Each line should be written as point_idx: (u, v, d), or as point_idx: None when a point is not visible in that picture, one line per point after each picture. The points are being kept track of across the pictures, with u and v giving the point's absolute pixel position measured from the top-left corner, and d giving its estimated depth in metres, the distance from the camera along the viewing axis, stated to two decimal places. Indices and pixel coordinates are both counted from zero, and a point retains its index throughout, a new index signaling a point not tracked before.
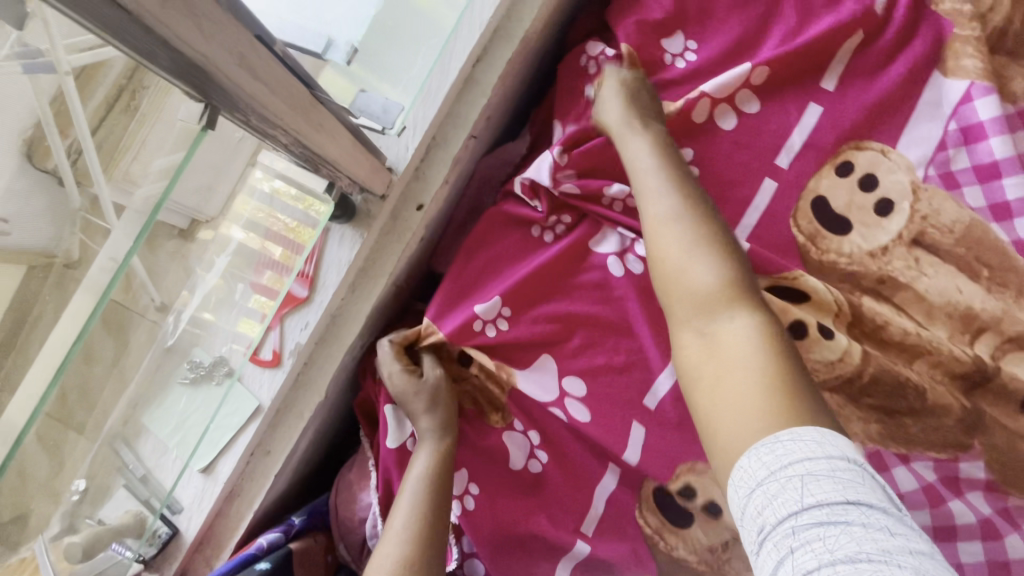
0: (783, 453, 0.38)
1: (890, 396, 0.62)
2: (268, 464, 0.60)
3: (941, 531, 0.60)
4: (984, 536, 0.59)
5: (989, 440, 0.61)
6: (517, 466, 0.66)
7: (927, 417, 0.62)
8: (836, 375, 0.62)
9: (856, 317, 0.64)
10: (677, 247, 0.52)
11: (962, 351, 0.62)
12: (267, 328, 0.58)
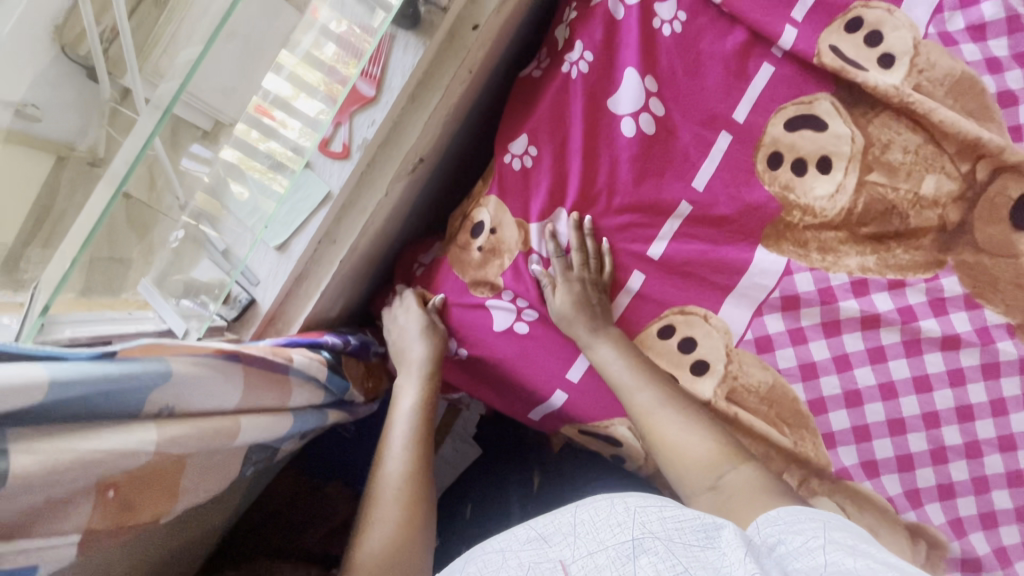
0: (776, 524, 0.51)
1: (882, 223, 0.77)
2: (333, 251, 0.67)
3: (875, 352, 0.78)
4: (910, 354, 0.78)
5: (965, 260, 0.78)
6: (501, 328, 0.74)
7: (909, 241, 0.78)
8: (835, 205, 0.76)
9: (870, 160, 0.77)
10: (669, 426, 0.66)
11: (956, 173, 0.77)
12: (336, 123, 0.64)
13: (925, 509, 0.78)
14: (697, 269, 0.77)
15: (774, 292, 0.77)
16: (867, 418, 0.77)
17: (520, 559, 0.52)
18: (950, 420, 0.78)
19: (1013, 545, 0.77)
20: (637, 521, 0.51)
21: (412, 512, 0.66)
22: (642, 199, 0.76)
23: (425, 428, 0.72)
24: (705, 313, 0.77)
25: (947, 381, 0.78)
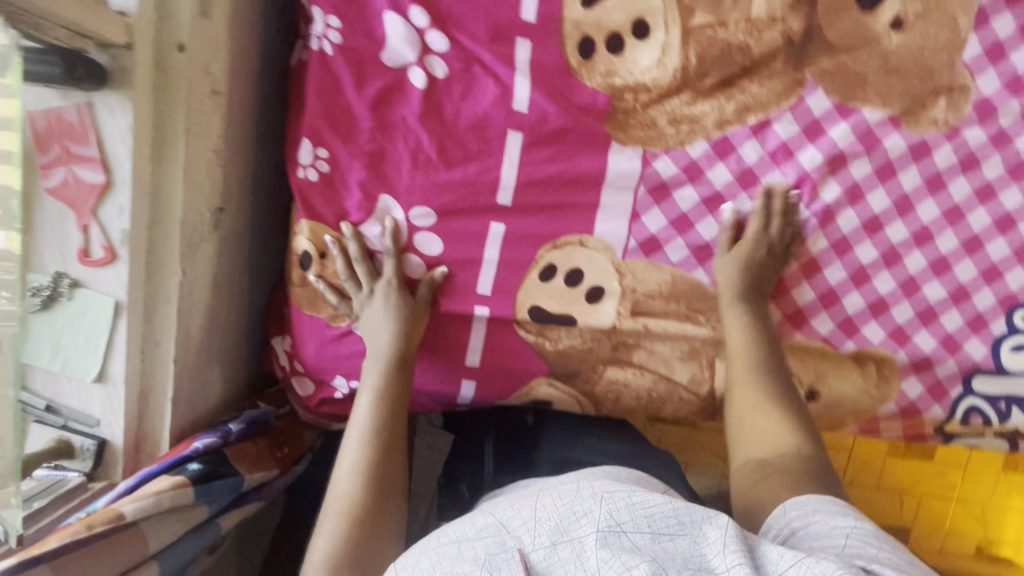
0: (801, 512, 0.56)
1: (725, 66, 0.68)
2: (162, 356, 0.61)
3: (766, 205, 0.72)
4: (800, 192, 0.72)
5: (824, 70, 0.69)
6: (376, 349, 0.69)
7: (762, 72, 0.69)
8: (665, 70, 0.68)
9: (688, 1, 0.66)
10: (735, 331, 0.70)
11: None
12: (82, 228, 0.55)
13: (862, 334, 0.75)
14: (553, 199, 0.69)
15: (640, 188, 0.70)
16: (779, 272, 0.74)
17: (476, 550, 0.51)
18: (861, 240, 0.73)
19: (958, 331, 0.74)
20: (606, 509, 0.51)
21: (365, 534, 0.61)
22: (464, 152, 0.67)
23: (391, 420, 0.66)
24: (581, 238, 0.70)
25: (847, 203, 0.72)
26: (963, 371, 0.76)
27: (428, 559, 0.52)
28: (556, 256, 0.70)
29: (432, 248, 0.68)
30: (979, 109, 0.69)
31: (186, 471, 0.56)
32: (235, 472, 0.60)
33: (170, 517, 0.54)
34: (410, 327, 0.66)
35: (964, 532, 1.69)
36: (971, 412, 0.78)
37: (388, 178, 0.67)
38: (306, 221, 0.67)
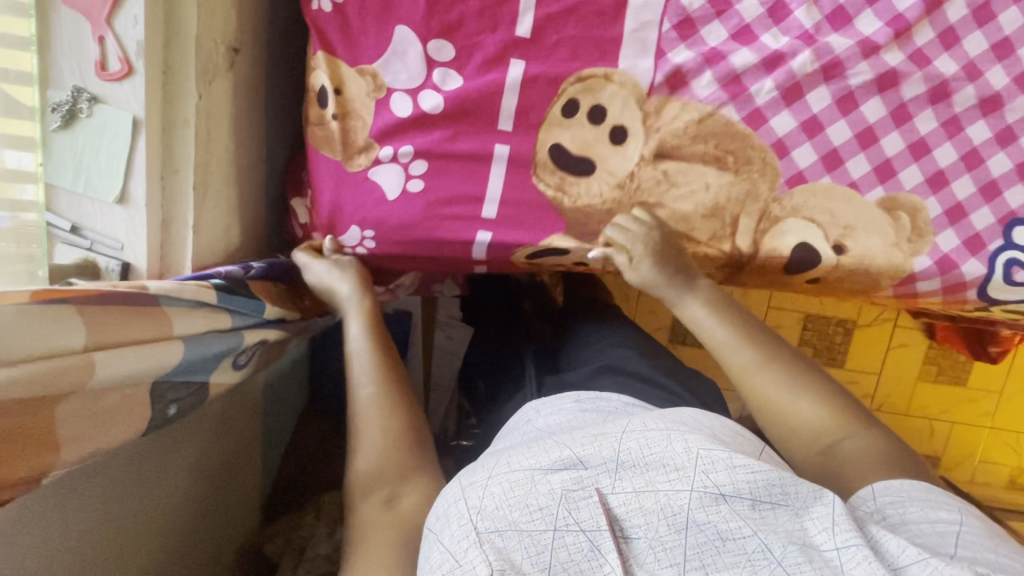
0: (887, 495, 0.58)
1: None
2: (182, 182, 0.61)
3: (804, 40, 0.67)
4: (838, 30, 0.68)
5: None
6: (395, 195, 0.69)
7: None
8: None
9: None
10: (708, 320, 0.75)
11: None
12: (99, 38, 0.55)
13: (896, 178, 0.71)
14: (574, 35, 0.66)
15: (664, 25, 0.66)
16: (812, 108, 0.69)
17: (553, 482, 0.55)
18: (908, 76, 0.68)
19: (1004, 175, 0.70)
20: (700, 472, 0.54)
21: (402, 426, 0.67)
22: None
23: (380, 357, 0.73)
24: (606, 74, 0.67)
25: (891, 34, 0.67)
26: (1003, 220, 0.72)
27: (500, 482, 0.56)
28: (580, 96, 0.68)
29: (452, 85, 0.66)
30: None
31: (209, 281, 0.58)
32: (256, 295, 0.62)
33: (194, 312, 0.55)
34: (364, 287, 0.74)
35: (995, 458, 1.70)
36: (1011, 266, 0.74)
37: (404, 12, 0.64)
38: (324, 54, 0.67)
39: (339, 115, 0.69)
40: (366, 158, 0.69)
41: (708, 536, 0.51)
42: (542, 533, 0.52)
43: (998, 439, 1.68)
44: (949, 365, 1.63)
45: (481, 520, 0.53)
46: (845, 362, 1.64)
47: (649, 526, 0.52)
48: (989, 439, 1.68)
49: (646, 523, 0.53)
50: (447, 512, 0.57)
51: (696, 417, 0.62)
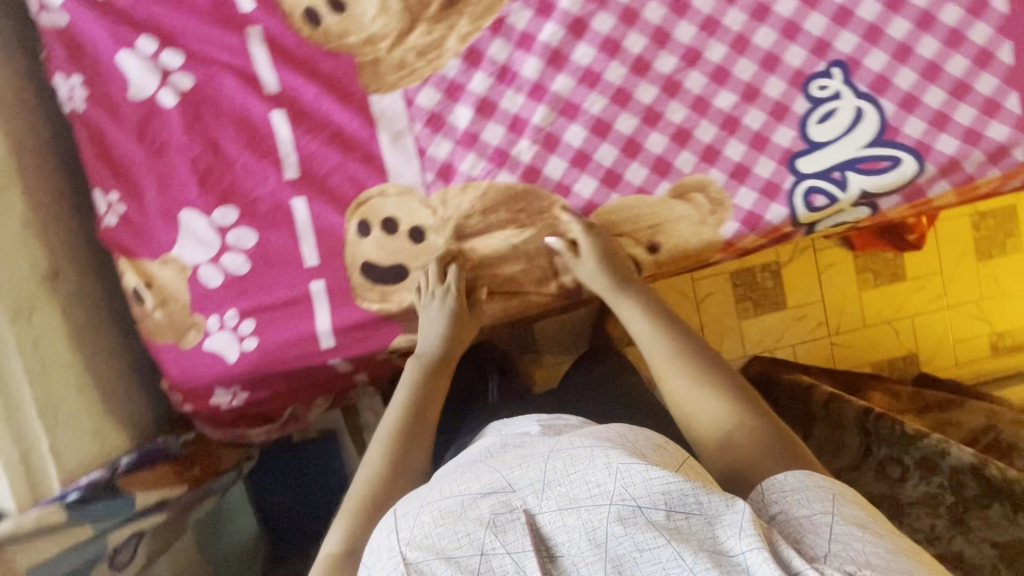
0: (778, 492, 0.57)
1: None
2: (29, 418, 0.68)
3: (537, 87, 0.76)
4: (561, 67, 0.76)
5: None
6: (237, 356, 0.73)
7: None
8: (390, 12, 0.74)
9: None
10: (633, 315, 0.78)
11: None
12: None
13: (675, 170, 0.78)
14: (339, 158, 0.73)
15: (416, 126, 0.75)
16: (573, 145, 0.77)
17: (480, 509, 0.52)
18: (635, 84, 0.77)
19: (761, 126, 0.79)
20: (622, 485, 0.50)
21: (386, 485, 0.61)
22: (239, 146, 0.72)
23: (408, 426, 0.67)
24: (380, 190, 0.74)
25: (606, 58, 0.76)
26: (782, 161, 0.79)
27: (430, 510, 0.53)
28: (368, 209, 0.74)
29: (247, 241, 0.72)
30: None
31: (64, 501, 0.68)
32: (119, 495, 0.73)
33: (49, 539, 0.66)
34: (455, 337, 0.76)
35: (971, 336, 1.69)
36: (811, 194, 0.80)
37: (182, 195, 0.71)
38: (126, 261, 0.72)
39: (160, 304, 0.72)
40: (197, 333, 0.73)
41: (625, 551, 0.49)
42: (468, 559, 0.50)
43: (963, 317, 1.68)
44: (881, 266, 1.66)
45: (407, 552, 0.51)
46: (787, 301, 1.66)
47: (573, 544, 0.50)
48: (954, 318, 1.68)
49: (569, 542, 0.50)
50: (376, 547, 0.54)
51: (622, 430, 0.58)
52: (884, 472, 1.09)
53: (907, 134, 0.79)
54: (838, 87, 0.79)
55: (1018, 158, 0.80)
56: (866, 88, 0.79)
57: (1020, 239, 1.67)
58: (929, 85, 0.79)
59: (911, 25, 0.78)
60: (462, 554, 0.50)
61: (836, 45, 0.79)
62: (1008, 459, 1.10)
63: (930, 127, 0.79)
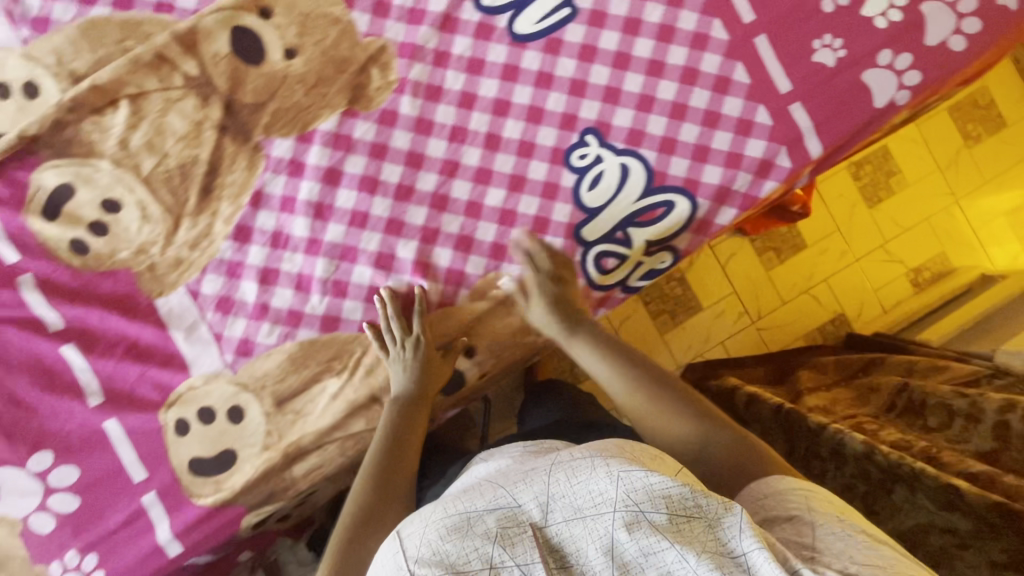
0: (766, 495, 0.65)
1: (192, 181, 0.77)
2: None
3: (312, 241, 0.78)
4: (329, 217, 0.79)
5: (268, 121, 0.78)
6: None
7: (223, 161, 0.77)
8: (151, 218, 0.77)
9: (127, 156, 0.76)
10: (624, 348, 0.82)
11: (173, 87, 0.76)
12: None
13: (467, 275, 0.82)
14: (139, 370, 0.76)
15: (207, 314, 0.77)
16: (363, 284, 0.79)
17: (487, 524, 0.55)
18: (404, 209, 0.80)
19: (538, 210, 0.82)
20: (624, 495, 0.54)
21: (370, 526, 0.67)
22: (39, 389, 0.74)
23: (391, 474, 0.72)
24: (187, 385, 0.76)
25: (369, 195, 0.79)
26: (568, 235, 0.82)
27: (436, 529, 0.55)
28: (180, 407, 0.76)
29: (70, 477, 0.74)
30: (401, 60, 0.80)
31: None
32: None
33: None
34: (428, 379, 0.79)
35: (890, 279, 1.69)
36: (603, 257, 0.83)
37: None
38: None
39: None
40: None
41: (631, 557, 0.53)
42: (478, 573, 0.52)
43: (875, 264, 1.69)
44: (780, 241, 1.68)
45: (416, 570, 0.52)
46: (702, 303, 1.66)
47: (584, 554, 0.53)
48: (868, 268, 1.69)
49: (579, 550, 0.54)
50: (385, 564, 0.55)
51: (620, 443, 0.62)
52: (808, 467, 1.07)
53: (674, 175, 0.83)
54: (597, 151, 0.82)
55: (784, 164, 0.83)
56: (623, 144, 0.83)
57: (903, 174, 1.69)
58: (680, 124, 0.83)
59: (644, 76, 0.82)
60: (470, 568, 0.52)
61: (581, 115, 0.82)
62: (922, 418, 1.07)
63: (692, 163, 0.83)
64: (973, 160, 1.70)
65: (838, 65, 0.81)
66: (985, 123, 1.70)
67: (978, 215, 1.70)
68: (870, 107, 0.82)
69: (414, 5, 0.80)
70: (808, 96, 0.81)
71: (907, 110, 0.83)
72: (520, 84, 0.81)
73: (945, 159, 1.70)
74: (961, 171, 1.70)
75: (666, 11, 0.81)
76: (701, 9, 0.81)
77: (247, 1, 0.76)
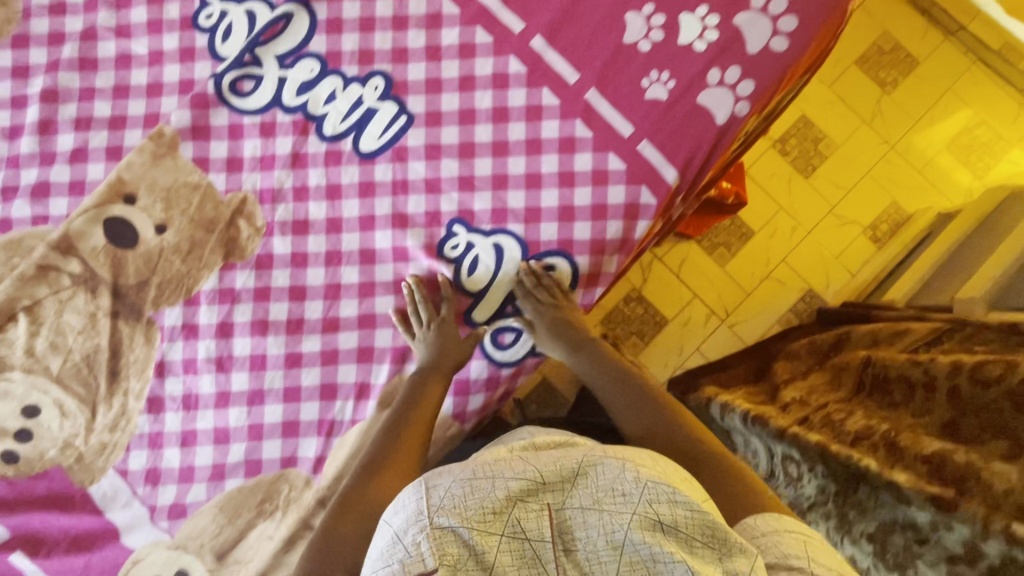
0: (754, 533, 0.62)
1: (98, 369, 0.81)
2: None
3: (220, 394, 0.81)
4: (231, 367, 0.82)
5: (156, 295, 0.82)
6: None
7: (123, 342, 0.82)
8: (68, 413, 0.81)
9: (35, 361, 0.81)
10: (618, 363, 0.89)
11: (64, 289, 0.82)
12: None
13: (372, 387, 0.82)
14: (84, 558, 0.79)
15: (137, 489, 0.80)
16: (277, 422, 0.81)
17: (507, 491, 0.52)
18: (299, 341, 0.82)
19: (427, 307, 0.83)
20: (648, 499, 0.50)
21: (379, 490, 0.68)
22: None
23: (402, 442, 0.74)
24: (132, 559, 0.79)
25: (262, 337, 0.82)
26: (461, 321, 0.87)
27: (460, 484, 0.53)
28: None
29: None
30: (263, 206, 0.84)
31: None
32: None
33: None
34: (442, 344, 0.80)
35: (849, 243, 1.64)
36: (498, 333, 0.86)
37: None
38: None
39: None
40: None
41: (641, 561, 0.47)
42: (485, 538, 0.49)
43: (830, 232, 1.65)
44: (727, 236, 1.65)
45: (434, 518, 0.51)
46: (666, 316, 1.64)
47: (591, 543, 0.49)
48: (822, 237, 1.65)
49: (586, 541, 0.49)
50: (397, 511, 0.54)
51: (647, 454, 0.59)
52: (787, 471, 1.03)
53: (547, 239, 0.84)
54: (467, 238, 0.85)
55: (648, 202, 0.84)
56: (490, 224, 0.85)
57: (830, 138, 1.67)
58: (539, 192, 0.85)
59: (491, 158, 0.85)
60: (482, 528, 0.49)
61: (443, 209, 0.85)
62: (889, 394, 1.02)
63: (561, 225, 0.84)
64: (896, 105, 1.67)
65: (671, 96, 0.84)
66: (897, 67, 1.68)
67: (919, 158, 1.66)
68: (713, 125, 0.83)
69: (263, 152, 0.85)
70: (650, 132, 0.83)
71: (751, 118, 0.85)
72: (378, 197, 0.85)
73: (867, 112, 1.67)
74: (887, 119, 1.67)
75: (495, 94, 0.84)
76: (527, 83, 0.84)
77: (112, 194, 0.83)
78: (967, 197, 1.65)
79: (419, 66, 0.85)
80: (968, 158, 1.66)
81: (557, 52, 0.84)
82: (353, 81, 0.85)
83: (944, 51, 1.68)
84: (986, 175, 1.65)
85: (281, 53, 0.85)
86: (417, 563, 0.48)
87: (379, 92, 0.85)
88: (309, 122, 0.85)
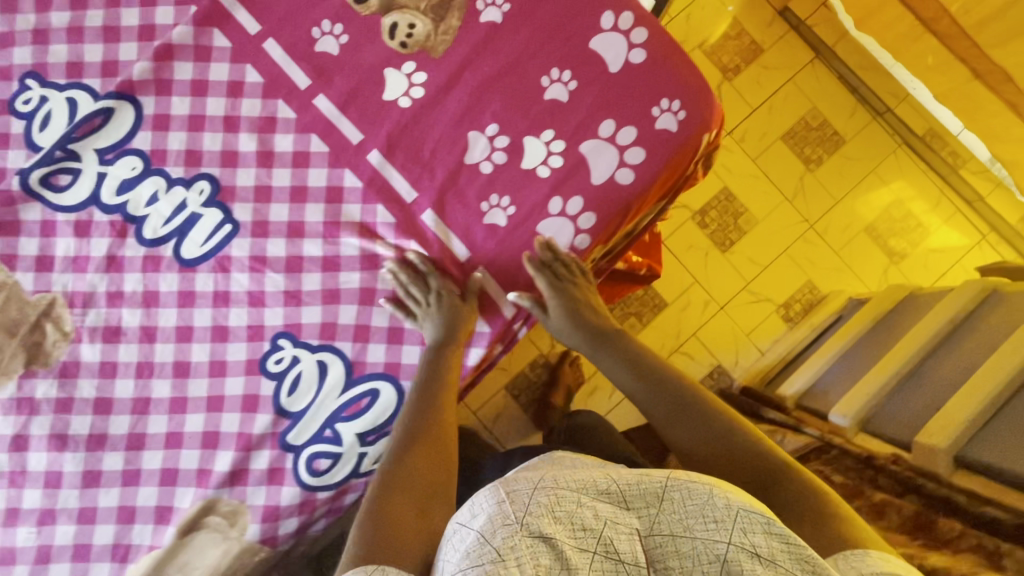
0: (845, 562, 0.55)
1: None
2: None
3: (10, 511, 0.77)
4: (23, 483, 0.77)
5: None
6: None
7: None
8: None
9: None
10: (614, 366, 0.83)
11: None
12: None
13: (172, 512, 0.78)
14: None
15: None
16: (67, 544, 0.76)
17: (595, 510, 0.51)
18: (99, 458, 0.78)
19: (240, 428, 0.78)
20: (742, 529, 0.50)
21: (403, 491, 0.67)
22: None
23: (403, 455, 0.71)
24: None
25: (59, 453, 0.78)
26: (274, 445, 0.78)
27: (543, 494, 0.52)
28: None
29: None
30: (72, 311, 0.79)
31: None
32: None
33: None
34: (443, 345, 0.78)
35: (760, 322, 1.63)
36: (314, 458, 0.79)
37: None
38: None
39: None
40: None
41: None
42: (571, 555, 0.48)
43: (742, 308, 1.63)
44: (640, 305, 1.62)
45: (525, 523, 0.50)
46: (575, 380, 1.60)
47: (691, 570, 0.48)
48: (735, 314, 1.63)
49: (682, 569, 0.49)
50: (463, 523, 0.53)
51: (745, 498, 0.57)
52: None
53: (374, 361, 0.80)
54: (293, 352, 0.79)
55: (483, 328, 0.83)
56: (318, 338, 0.79)
57: (750, 212, 1.64)
58: (370, 309, 0.80)
59: (320, 272, 0.80)
60: (587, 548, 0.49)
61: (266, 323, 0.80)
62: None
63: (389, 346, 0.80)
64: (820, 184, 1.65)
65: (512, 221, 0.80)
66: (824, 144, 1.66)
67: (837, 240, 1.65)
68: None
69: (77, 252, 0.80)
70: (486, 260, 0.81)
71: (593, 249, 0.82)
72: (197, 308, 0.80)
73: (791, 189, 1.65)
74: (810, 197, 1.65)
75: (327, 207, 0.80)
76: (362, 198, 0.80)
77: None
78: (881, 283, 1.65)
79: (248, 172, 0.80)
80: (885, 243, 1.65)
81: (396, 168, 0.80)
82: (177, 183, 0.80)
83: (871, 132, 1.66)
84: (900, 262, 1.65)
85: (102, 147, 0.80)
86: (511, 567, 0.47)
87: (203, 196, 0.80)
88: (128, 224, 0.80)
